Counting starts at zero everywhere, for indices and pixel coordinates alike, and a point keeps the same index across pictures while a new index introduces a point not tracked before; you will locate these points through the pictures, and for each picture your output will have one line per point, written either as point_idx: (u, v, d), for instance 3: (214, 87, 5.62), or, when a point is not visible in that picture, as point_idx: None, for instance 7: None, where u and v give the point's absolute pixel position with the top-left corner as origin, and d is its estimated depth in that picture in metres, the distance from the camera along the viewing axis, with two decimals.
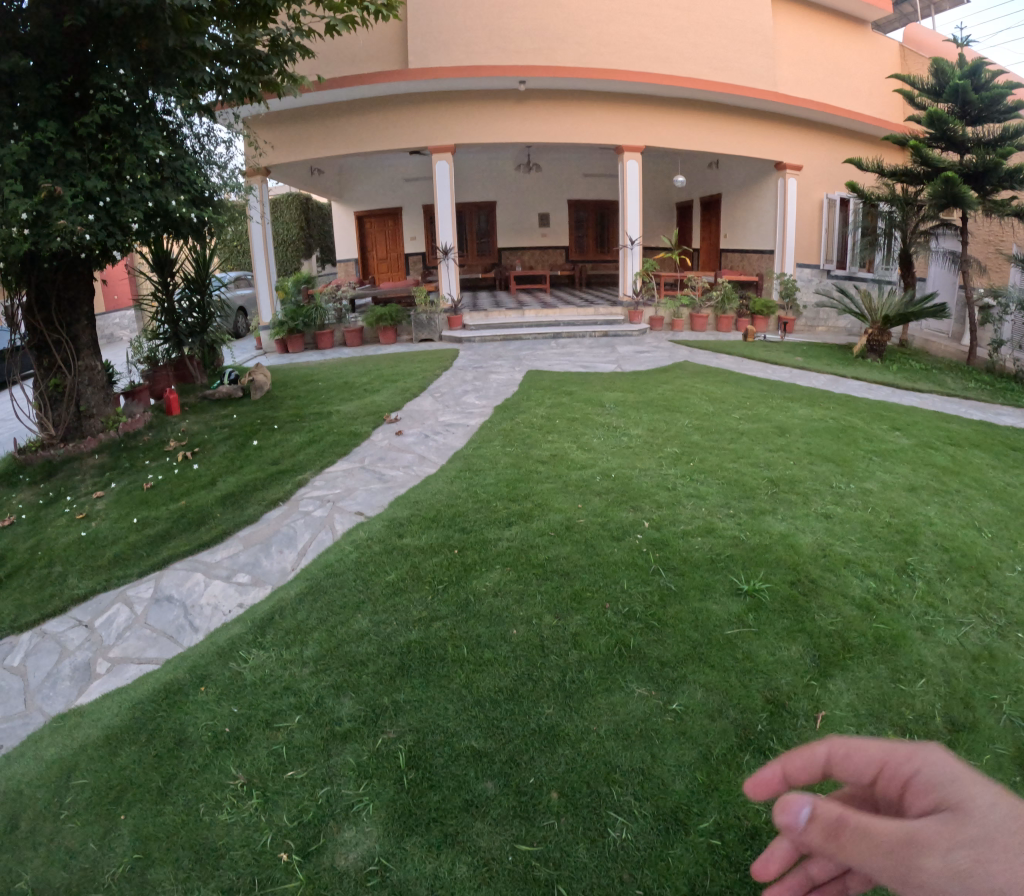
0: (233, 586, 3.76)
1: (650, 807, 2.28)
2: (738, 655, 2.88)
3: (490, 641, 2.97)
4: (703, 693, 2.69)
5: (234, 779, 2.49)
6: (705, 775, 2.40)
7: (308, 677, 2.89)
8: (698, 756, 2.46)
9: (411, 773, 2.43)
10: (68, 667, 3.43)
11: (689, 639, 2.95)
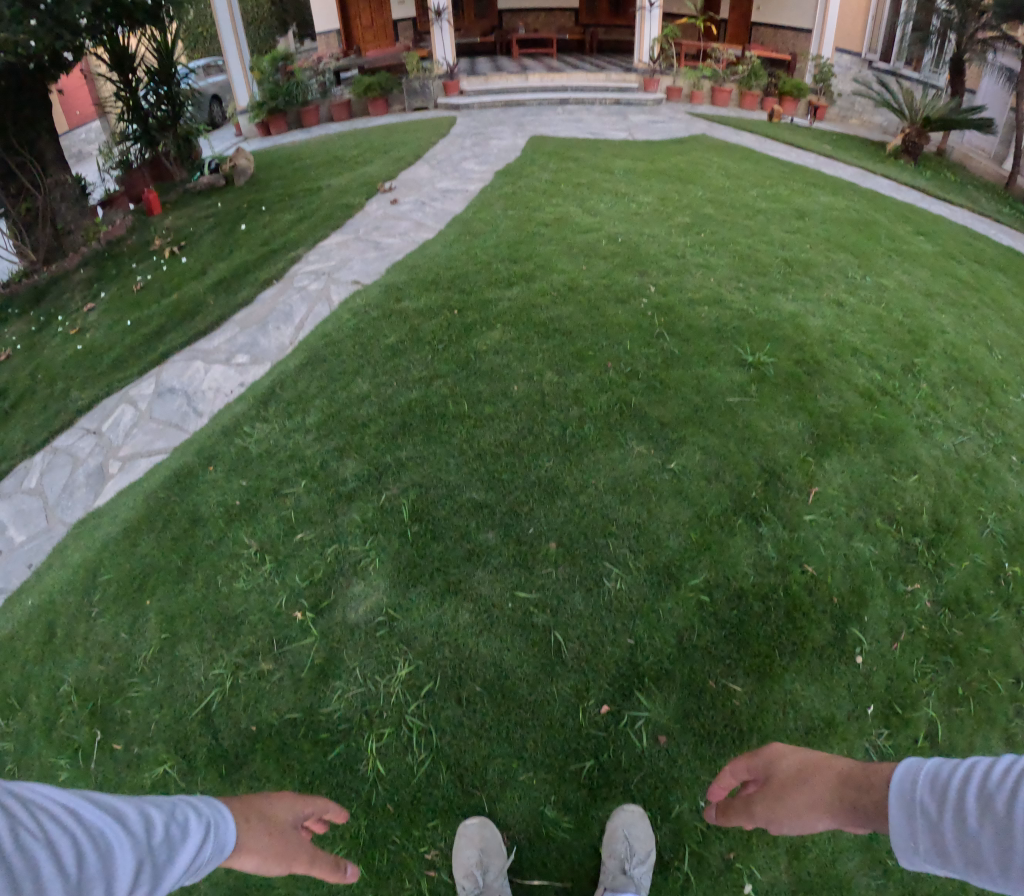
0: (233, 368, 3.72)
1: (644, 561, 2.38)
2: (738, 424, 2.87)
3: (490, 398, 2.97)
4: (702, 455, 2.72)
5: (248, 547, 2.59)
6: (700, 533, 2.48)
7: (312, 442, 2.92)
8: (692, 514, 2.53)
9: (415, 527, 2.51)
10: (83, 475, 3.50)
11: (689, 403, 2.93)
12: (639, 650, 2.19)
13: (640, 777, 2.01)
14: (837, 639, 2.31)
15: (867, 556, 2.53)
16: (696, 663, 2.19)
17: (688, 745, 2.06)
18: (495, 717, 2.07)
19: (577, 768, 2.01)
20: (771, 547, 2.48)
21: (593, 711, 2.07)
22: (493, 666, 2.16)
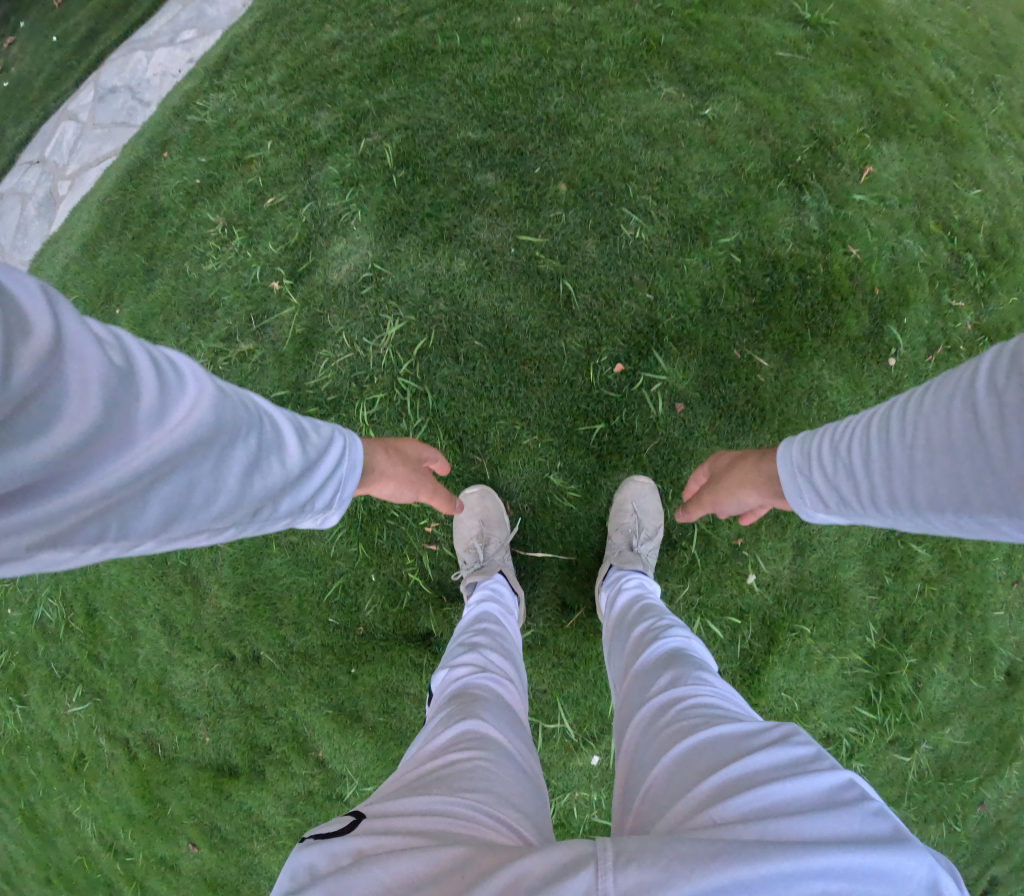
0: (180, 47, 3.14)
1: (668, 212, 2.18)
2: (790, 75, 2.35)
3: (490, 27, 2.38)
4: (742, 108, 2.30)
5: (216, 223, 2.33)
6: (733, 190, 2.21)
7: (277, 99, 2.45)
8: (727, 169, 2.23)
9: (403, 174, 2.26)
10: (33, 207, 3.18)
11: (733, 46, 2.38)
12: (657, 307, 2.12)
13: (655, 445, 2.07)
14: (872, 335, 2.14)
15: (914, 258, 2.20)
16: (720, 331, 2.11)
17: (704, 417, 2.08)
18: (496, 376, 2.07)
19: (586, 433, 2.05)
20: (813, 221, 2.20)
21: (605, 371, 2.07)
22: (495, 319, 2.12)
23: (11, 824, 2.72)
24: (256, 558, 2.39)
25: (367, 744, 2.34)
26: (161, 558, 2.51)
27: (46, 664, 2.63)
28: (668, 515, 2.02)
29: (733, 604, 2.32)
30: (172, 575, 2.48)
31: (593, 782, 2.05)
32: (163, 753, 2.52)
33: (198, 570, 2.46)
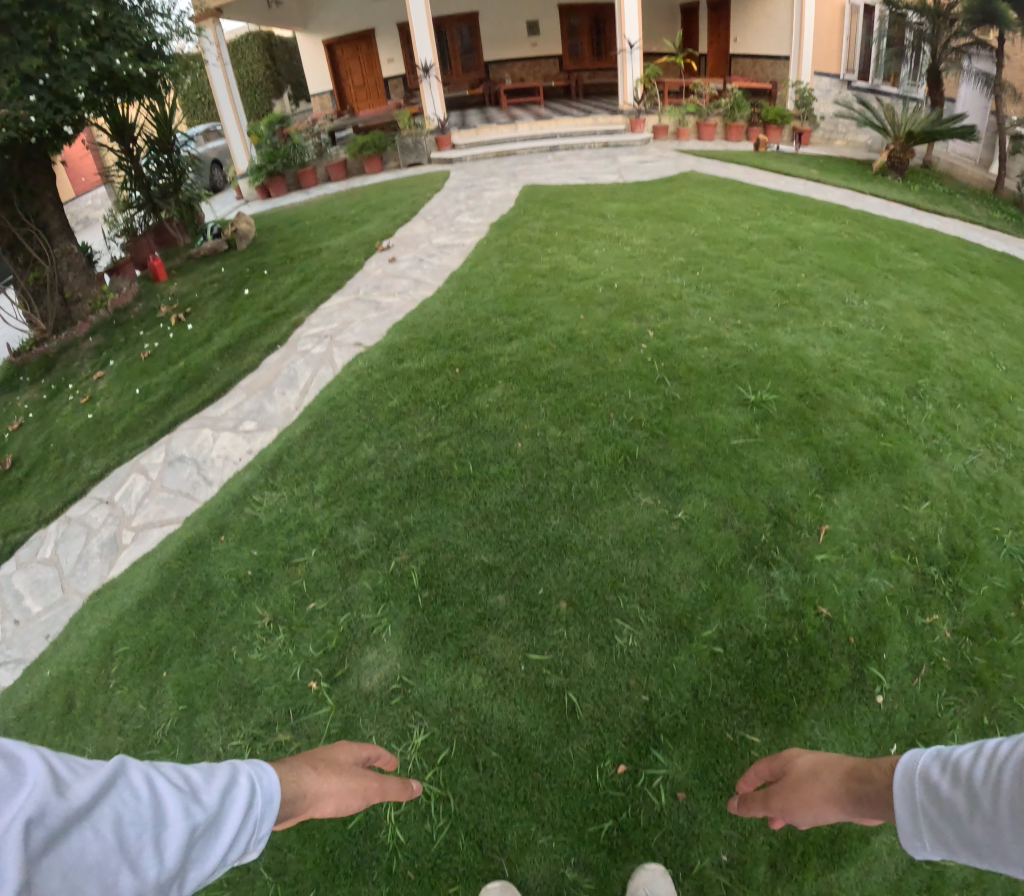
0: (241, 434, 3.37)
1: (655, 615, 2.24)
2: (744, 466, 2.72)
3: (495, 457, 2.74)
4: (708, 501, 2.56)
5: (261, 618, 2.39)
6: (709, 582, 2.32)
7: (320, 509, 2.69)
8: (701, 563, 2.37)
9: (426, 592, 2.35)
10: (97, 545, 3.22)
11: (693, 448, 2.76)
12: (653, 707, 2.02)
13: (663, 834, 1.80)
14: (856, 680, 2.10)
15: (882, 592, 2.33)
16: (713, 718, 2.00)
17: (709, 804, 1.84)
18: (512, 783, 1.89)
19: (595, 829, 1.81)
20: (784, 592, 2.30)
21: (610, 770, 1.90)
22: (509, 730, 1.99)
23: None
24: None
25: None
26: None
27: None
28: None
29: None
30: None
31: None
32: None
33: None
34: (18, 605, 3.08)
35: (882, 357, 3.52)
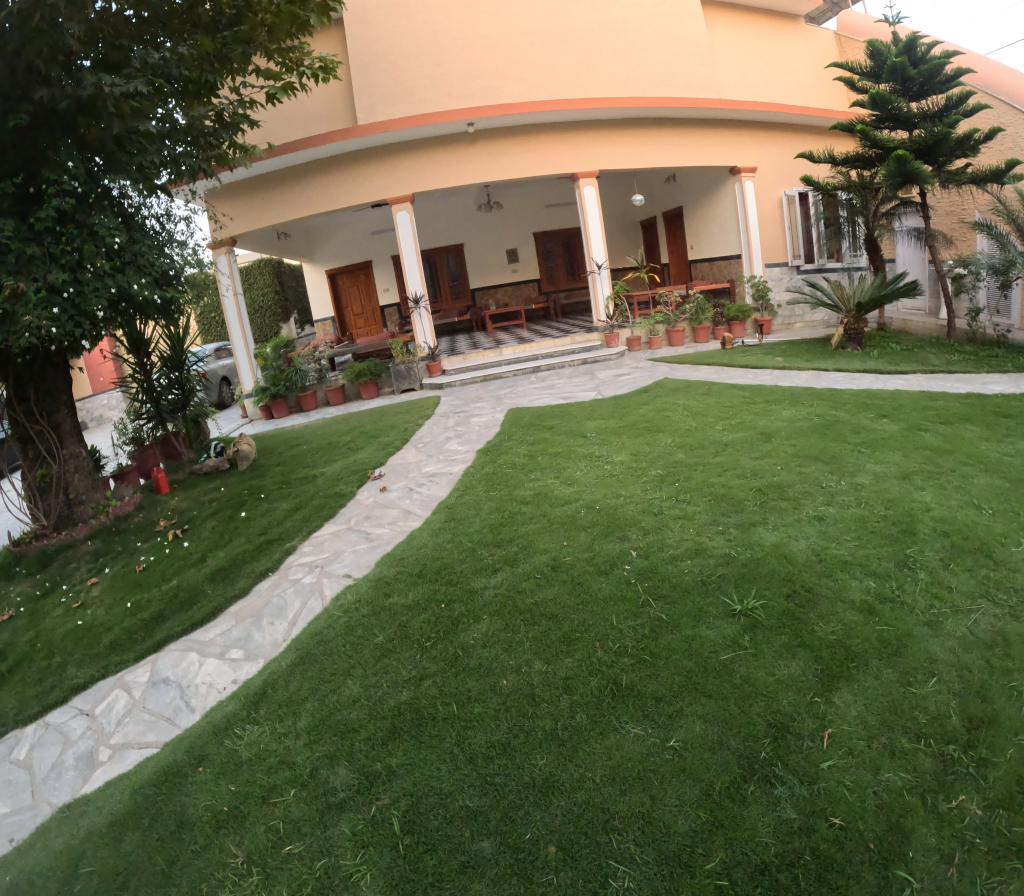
0: (227, 663, 3.38)
1: (653, 852, 2.14)
2: (736, 681, 2.73)
3: (480, 696, 2.75)
4: (701, 725, 2.54)
5: (234, 857, 2.29)
6: (708, 812, 2.26)
7: (302, 749, 2.65)
8: (699, 792, 2.32)
9: (407, 838, 2.23)
10: (72, 757, 3.12)
11: (683, 670, 2.78)
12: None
13: None
14: (883, 885, 2.05)
15: (898, 787, 2.33)
16: None
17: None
18: None
19: None
20: (791, 809, 2.26)
21: None
22: None
23: None
24: None
25: None
26: None
27: None
28: None
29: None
30: None
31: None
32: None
33: None
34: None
35: (866, 537, 3.63)
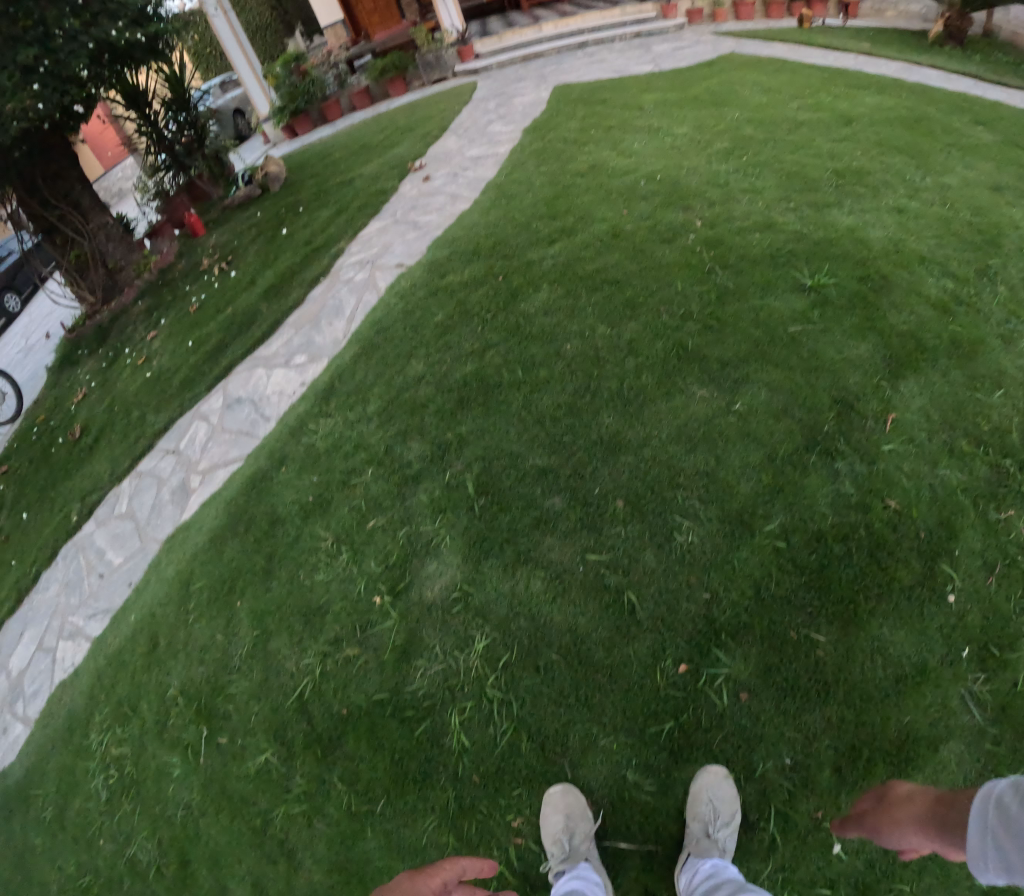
0: (293, 368, 3.39)
1: (715, 511, 2.15)
2: (804, 353, 2.57)
3: (544, 361, 2.68)
4: (768, 393, 2.43)
5: (325, 540, 2.42)
6: (771, 476, 2.23)
7: (376, 430, 2.69)
8: (762, 455, 2.27)
9: (484, 498, 2.32)
10: (168, 493, 3.31)
11: (750, 339, 2.63)
12: (714, 604, 1.97)
13: (723, 736, 1.82)
14: (925, 577, 1.99)
15: (952, 486, 2.18)
16: (777, 617, 1.96)
17: (771, 703, 1.84)
18: (577, 682, 1.92)
19: (658, 732, 1.84)
20: (850, 485, 2.19)
21: (671, 672, 1.90)
22: (569, 630, 1.99)
23: None
24: (352, 841, 1.92)
25: None
26: (261, 829, 2.08)
27: None
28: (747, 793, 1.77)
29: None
30: (271, 848, 2.06)
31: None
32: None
33: (293, 845, 2.02)
34: (103, 557, 3.33)
35: (948, 237, 3.17)
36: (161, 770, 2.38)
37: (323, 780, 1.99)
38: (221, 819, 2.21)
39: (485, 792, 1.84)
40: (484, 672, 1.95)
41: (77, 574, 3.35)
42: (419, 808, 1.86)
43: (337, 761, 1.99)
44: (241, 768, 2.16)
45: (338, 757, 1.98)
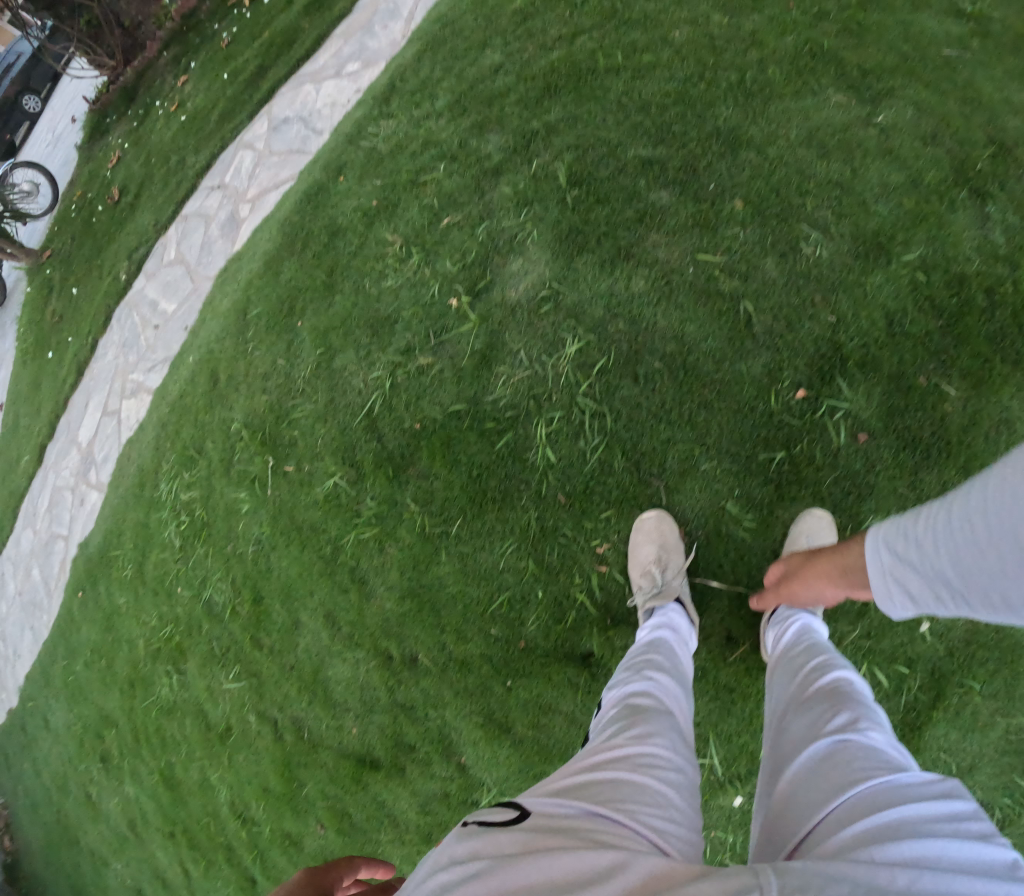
0: (344, 76, 2.91)
1: (847, 228, 1.80)
2: (958, 81, 1.90)
3: (655, 16, 2.10)
4: (916, 112, 1.86)
5: (393, 244, 2.18)
6: (913, 202, 1.80)
7: (446, 126, 2.25)
8: (905, 180, 1.82)
9: (578, 193, 1.98)
10: (217, 229, 3.18)
11: (898, 50, 1.93)
12: (841, 329, 1.74)
13: (835, 478, 1.72)
14: None
15: None
16: (906, 357, 1.72)
17: (891, 451, 1.70)
18: (675, 403, 1.81)
19: (765, 460, 1.75)
20: (1000, 232, 1.75)
21: (786, 396, 1.75)
22: (674, 341, 1.83)
23: (146, 781, 2.74)
24: (425, 563, 1.99)
25: (510, 756, 1.93)
26: (331, 554, 2.15)
27: (207, 642, 2.47)
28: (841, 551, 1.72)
29: (901, 652, 1.78)
30: (341, 573, 2.13)
31: (731, 822, 1.82)
32: (307, 737, 2.24)
33: (366, 571, 2.09)
34: (157, 311, 3.29)
35: None
36: (229, 504, 2.41)
37: (397, 501, 2.04)
38: (292, 550, 2.23)
39: (569, 515, 1.84)
40: (569, 381, 1.87)
41: (133, 333, 3.34)
42: (499, 529, 1.91)
43: (411, 480, 2.03)
44: (308, 496, 2.20)
45: (410, 476, 2.03)
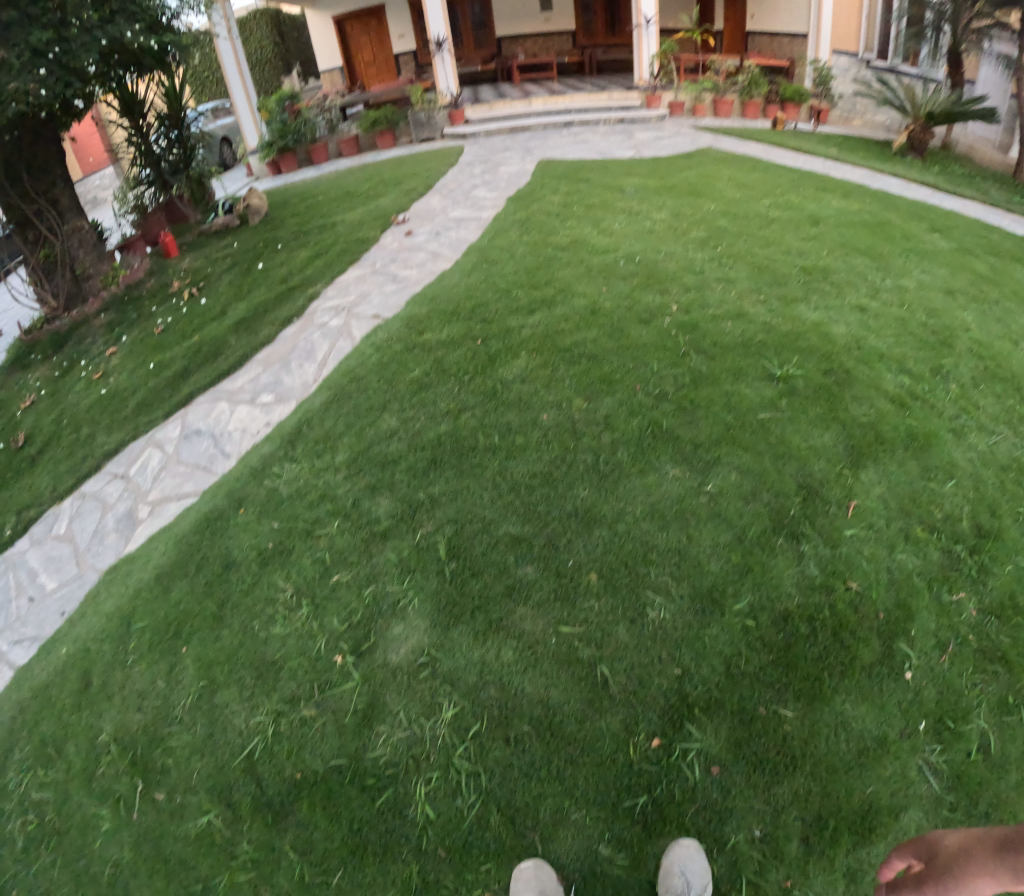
0: (258, 406, 3.39)
1: (687, 587, 2.19)
2: (772, 438, 2.63)
3: (520, 428, 2.72)
4: (739, 474, 2.49)
5: (283, 592, 2.42)
6: (739, 556, 2.27)
7: (343, 482, 2.71)
8: (732, 536, 2.32)
9: (454, 564, 2.34)
10: (112, 520, 3.20)
11: (722, 420, 2.68)
12: (686, 681, 2.02)
13: (697, 809, 1.85)
14: (885, 657, 2.10)
15: (908, 570, 2.32)
16: (746, 693, 2.00)
17: (743, 776, 1.88)
18: (546, 758, 1.94)
19: (629, 803, 1.86)
20: (814, 566, 2.26)
21: (644, 744, 1.93)
22: (541, 704, 2.02)
23: None
24: None
25: None
26: None
27: None
28: (714, 869, 1.76)
29: None
30: None
31: None
32: None
33: None
34: (34, 582, 3.08)
35: (905, 340, 3.32)
36: (87, 818, 2.13)
37: (273, 846, 1.95)
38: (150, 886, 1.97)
39: (450, 864, 1.84)
40: (449, 739, 2.00)
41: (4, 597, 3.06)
42: (379, 883, 1.85)
43: (288, 828, 1.97)
44: (179, 827, 2.03)
45: (288, 822, 1.97)
